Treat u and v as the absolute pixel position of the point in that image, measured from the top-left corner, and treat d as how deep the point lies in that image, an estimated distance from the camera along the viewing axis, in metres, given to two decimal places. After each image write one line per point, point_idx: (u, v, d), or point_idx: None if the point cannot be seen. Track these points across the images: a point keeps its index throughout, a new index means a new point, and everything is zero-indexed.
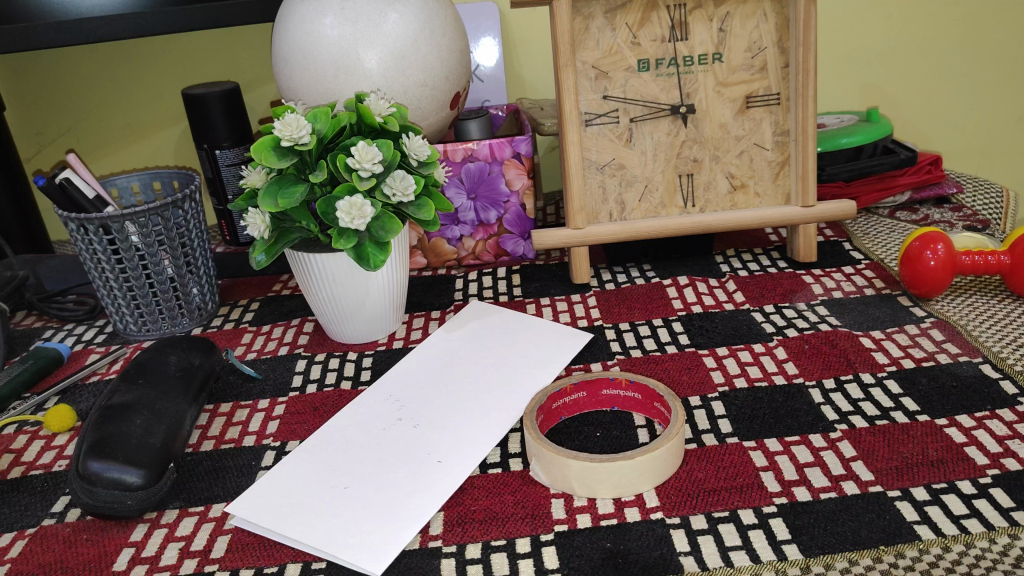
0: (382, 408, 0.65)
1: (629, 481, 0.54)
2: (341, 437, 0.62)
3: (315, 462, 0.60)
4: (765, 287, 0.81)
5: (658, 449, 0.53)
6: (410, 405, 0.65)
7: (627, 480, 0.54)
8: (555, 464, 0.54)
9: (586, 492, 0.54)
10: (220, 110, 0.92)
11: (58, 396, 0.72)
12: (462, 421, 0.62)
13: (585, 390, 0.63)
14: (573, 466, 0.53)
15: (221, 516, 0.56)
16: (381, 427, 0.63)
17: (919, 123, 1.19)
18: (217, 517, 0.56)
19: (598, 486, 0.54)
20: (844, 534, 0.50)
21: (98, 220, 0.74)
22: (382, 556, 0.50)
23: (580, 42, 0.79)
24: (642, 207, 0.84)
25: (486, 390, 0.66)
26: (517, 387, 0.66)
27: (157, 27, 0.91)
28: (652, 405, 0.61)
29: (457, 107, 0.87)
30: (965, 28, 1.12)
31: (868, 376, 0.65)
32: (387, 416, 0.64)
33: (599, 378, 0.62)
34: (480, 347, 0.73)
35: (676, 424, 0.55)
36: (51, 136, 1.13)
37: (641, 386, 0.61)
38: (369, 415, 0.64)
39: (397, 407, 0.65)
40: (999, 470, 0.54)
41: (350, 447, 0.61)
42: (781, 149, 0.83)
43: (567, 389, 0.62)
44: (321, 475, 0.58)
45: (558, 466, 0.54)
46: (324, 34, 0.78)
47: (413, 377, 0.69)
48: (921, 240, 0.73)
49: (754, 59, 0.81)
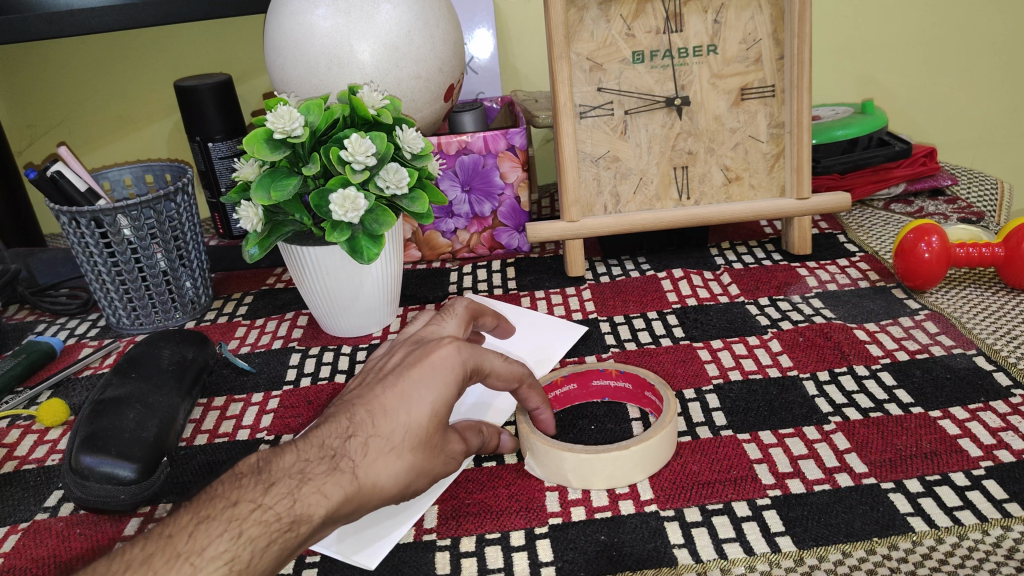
0: None
1: (623, 472, 0.54)
2: None
3: None
4: (759, 280, 0.81)
5: (650, 442, 0.53)
6: None
7: (619, 469, 0.53)
8: (551, 456, 0.54)
9: (583, 485, 0.54)
10: (214, 102, 0.91)
11: (51, 391, 0.72)
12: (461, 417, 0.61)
13: (575, 382, 0.63)
14: (567, 459, 0.53)
15: None
16: None
17: (914, 115, 1.19)
18: None
19: (597, 478, 0.54)
20: (837, 526, 0.50)
21: (90, 213, 0.73)
22: (377, 550, 0.50)
23: (575, 33, 0.79)
24: (637, 199, 0.84)
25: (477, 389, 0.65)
26: None
27: (146, 19, 0.90)
28: (643, 393, 0.62)
29: (451, 98, 0.87)
30: (961, 19, 1.12)
31: (862, 368, 0.65)
32: None
33: (588, 369, 0.62)
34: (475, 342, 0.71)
35: (670, 411, 0.55)
36: (41, 128, 1.12)
37: (633, 376, 0.61)
38: None
39: None
40: (992, 462, 0.54)
41: None
42: (776, 142, 0.83)
43: (556, 381, 0.62)
44: None
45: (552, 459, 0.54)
46: (317, 25, 0.77)
47: None
48: (915, 233, 0.73)
49: (749, 51, 0.80)
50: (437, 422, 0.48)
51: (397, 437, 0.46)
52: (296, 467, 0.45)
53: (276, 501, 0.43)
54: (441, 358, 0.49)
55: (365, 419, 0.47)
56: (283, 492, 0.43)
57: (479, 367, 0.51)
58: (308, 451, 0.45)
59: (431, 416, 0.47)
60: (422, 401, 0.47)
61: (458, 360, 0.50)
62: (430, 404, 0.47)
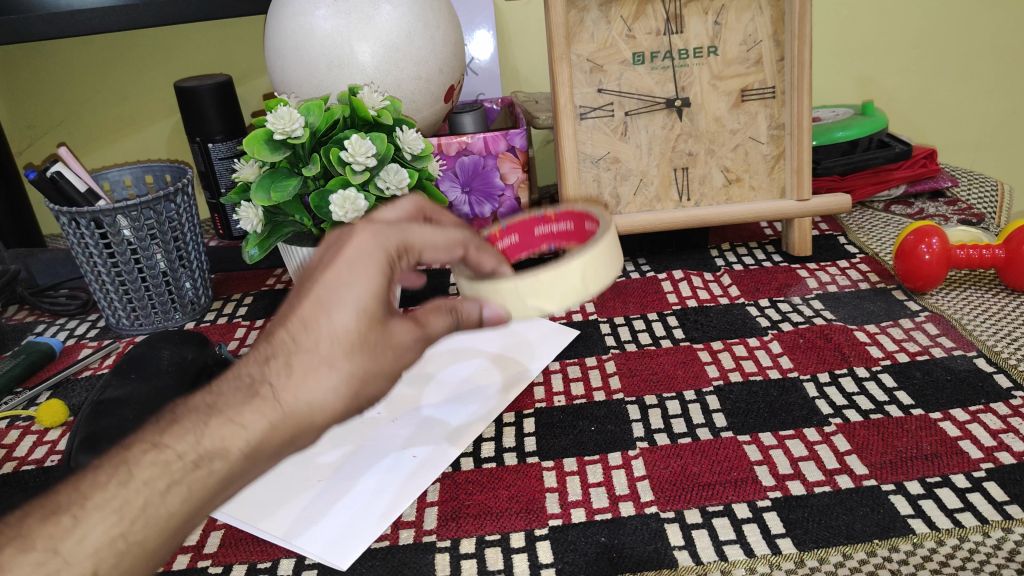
0: None
1: (588, 270, 0.54)
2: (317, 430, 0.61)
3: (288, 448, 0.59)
4: (760, 282, 0.81)
5: (581, 261, 0.54)
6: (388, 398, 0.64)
7: (560, 284, 0.53)
8: (499, 294, 0.52)
9: (539, 310, 0.53)
10: (214, 103, 0.91)
11: (50, 392, 0.72)
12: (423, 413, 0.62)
13: (567, 221, 0.66)
14: (505, 289, 0.52)
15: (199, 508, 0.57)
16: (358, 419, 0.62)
17: (914, 117, 1.19)
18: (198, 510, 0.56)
19: (548, 297, 0.53)
20: (838, 528, 0.50)
21: (89, 213, 0.73)
22: (348, 551, 0.50)
23: (575, 34, 0.79)
24: (637, 201, 0.84)
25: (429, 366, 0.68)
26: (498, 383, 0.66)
27: (146, 19, 0.90)
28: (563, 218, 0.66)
29: (452, 99, 0.87)
30: (962, 20, 1.12)
31: (862, 370, 0.65)
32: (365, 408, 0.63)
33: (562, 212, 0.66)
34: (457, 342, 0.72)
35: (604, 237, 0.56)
36: (42, 129, 1.12)
37: (570, 211, 0.65)
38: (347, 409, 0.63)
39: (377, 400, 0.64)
40: (992, 464, 0.54)
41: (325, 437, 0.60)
42: (776, 143, 0.83)
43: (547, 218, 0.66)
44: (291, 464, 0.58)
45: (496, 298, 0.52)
46: (317, 26, 0.77)
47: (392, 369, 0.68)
48: (915, 235, 0.73)
49: (749, 52, 0.80)
50: (372, 321, 0.40)
51: (324, 352, 0.39)
52: (205, 400, 0.38)
53: (177, 440, 0.37)
54: (354, 248, 0.41)
55: (284, 339, 0.39)
56: (185, 430, 0.37)
57: (406, 244, 0.43)
58: (222, 385, 0.39)
59: (359, 316, 0.39)
60: (346, 303, 0.39)
61: (377, 247, 0.42)
62: (354, 302, 0.39)
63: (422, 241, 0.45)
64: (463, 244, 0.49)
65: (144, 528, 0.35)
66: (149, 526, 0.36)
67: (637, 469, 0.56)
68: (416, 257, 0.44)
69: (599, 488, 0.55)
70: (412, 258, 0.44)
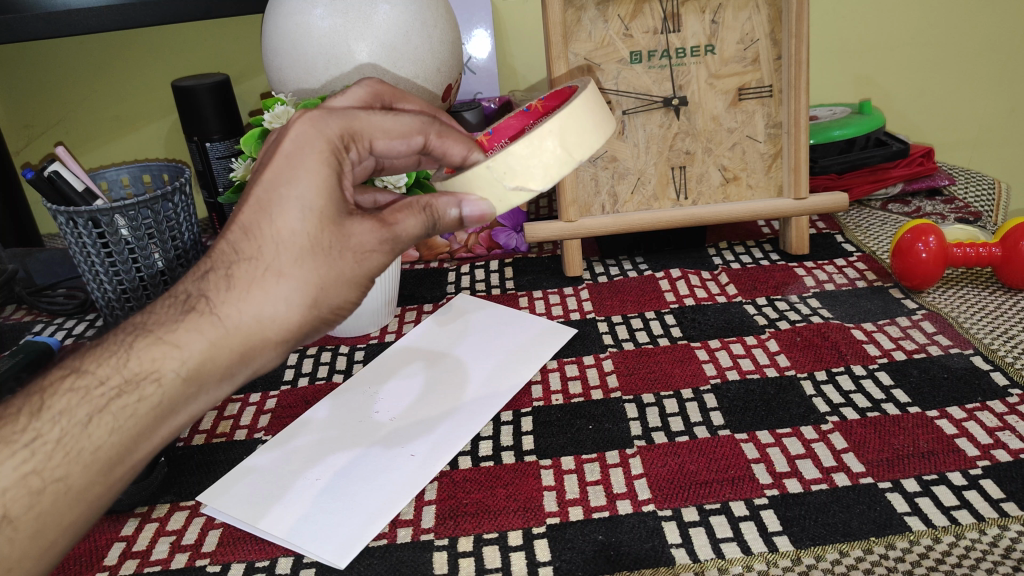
0: (362, 400, 0.65)
1: (573, 139, 0.58)
2: (317, 429, 0.62)
3: (286, 449, 0.60)
4: (757, 280, 0.81)
5: (551, 127, 0.57)
6: (388, 397, 0.65)
7: (536, 151, 0.56)
8: (474, 184, 0.56)
9: (520, 191, 0.57)
10: (211, 102, 0.91)
11: None
12: (429, 411, 0.63)
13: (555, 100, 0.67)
14: (479, 176, 0.56)
15: (194, 505, 0.57)
16: (357, 419, 0.62)
17: (912, 116, 1.19)
18: (192, 506, 0.57)
19: (526, 178, 0.57)
20: (834, 526, 0.50)
21: (87, 212, 0.73)
22: (346, 550, 0.50)
23: (573, 33, 0.79)
24: (635, 200, 0.84)
25: (407, 360, 0.70)
26: (498, 382, 0.66)
27: (144, 19, 0.90)
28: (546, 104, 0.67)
29: (450, 98, 0.87)
30: (961, 19, 1.12)
31: (859, 368, 0.65)
32: (364, 408, 0.64)
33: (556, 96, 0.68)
34: (453, 342, 0.72)
35: (577, 98, 0.59)
36: (41, 128, 1.12)
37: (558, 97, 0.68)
38: (347, 409, 0.64)
39: (376, 399, 0.65)
40: (989, 462, 0.54)
41: (325, 437, 0.60)
42: (774, 142, 0.83)
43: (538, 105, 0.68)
44: (290, 464, 0.58)
45: (472, 188, 0.56)
46: (315, 25, 0.77)
47: (390, 368, 0.69)
48: (913, 232, 0.73)
49: (746, 51, 0.80)
50: (321, 217, 0.43)
51: (269, 256, 0.43)
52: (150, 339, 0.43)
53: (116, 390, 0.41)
54: (294, 142, 0.44)
55: (225, 248, 0.43)
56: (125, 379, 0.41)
57: (354, 132, 0.46)
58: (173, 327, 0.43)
59: (309, 214, 0.43)
60: (288, 202, 0.43)
61: (317, 141, 0.44)
62: (297, 200, 0.43)
63: (369, 128, 0.47)
64: (422, 130, 0.50)
65: (83, 482, 0.40)
66: (86, 481, 0.41)
67: (634, 467, 0.57)
68: (366, 144, 0.47)
69: (597, 486, 0.55)
70: (361, 145, 0.47)
